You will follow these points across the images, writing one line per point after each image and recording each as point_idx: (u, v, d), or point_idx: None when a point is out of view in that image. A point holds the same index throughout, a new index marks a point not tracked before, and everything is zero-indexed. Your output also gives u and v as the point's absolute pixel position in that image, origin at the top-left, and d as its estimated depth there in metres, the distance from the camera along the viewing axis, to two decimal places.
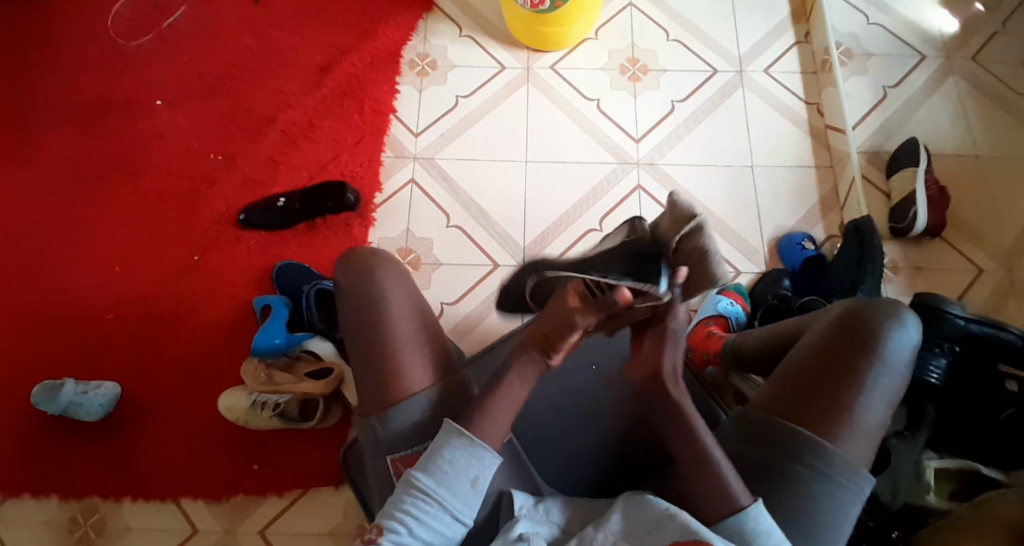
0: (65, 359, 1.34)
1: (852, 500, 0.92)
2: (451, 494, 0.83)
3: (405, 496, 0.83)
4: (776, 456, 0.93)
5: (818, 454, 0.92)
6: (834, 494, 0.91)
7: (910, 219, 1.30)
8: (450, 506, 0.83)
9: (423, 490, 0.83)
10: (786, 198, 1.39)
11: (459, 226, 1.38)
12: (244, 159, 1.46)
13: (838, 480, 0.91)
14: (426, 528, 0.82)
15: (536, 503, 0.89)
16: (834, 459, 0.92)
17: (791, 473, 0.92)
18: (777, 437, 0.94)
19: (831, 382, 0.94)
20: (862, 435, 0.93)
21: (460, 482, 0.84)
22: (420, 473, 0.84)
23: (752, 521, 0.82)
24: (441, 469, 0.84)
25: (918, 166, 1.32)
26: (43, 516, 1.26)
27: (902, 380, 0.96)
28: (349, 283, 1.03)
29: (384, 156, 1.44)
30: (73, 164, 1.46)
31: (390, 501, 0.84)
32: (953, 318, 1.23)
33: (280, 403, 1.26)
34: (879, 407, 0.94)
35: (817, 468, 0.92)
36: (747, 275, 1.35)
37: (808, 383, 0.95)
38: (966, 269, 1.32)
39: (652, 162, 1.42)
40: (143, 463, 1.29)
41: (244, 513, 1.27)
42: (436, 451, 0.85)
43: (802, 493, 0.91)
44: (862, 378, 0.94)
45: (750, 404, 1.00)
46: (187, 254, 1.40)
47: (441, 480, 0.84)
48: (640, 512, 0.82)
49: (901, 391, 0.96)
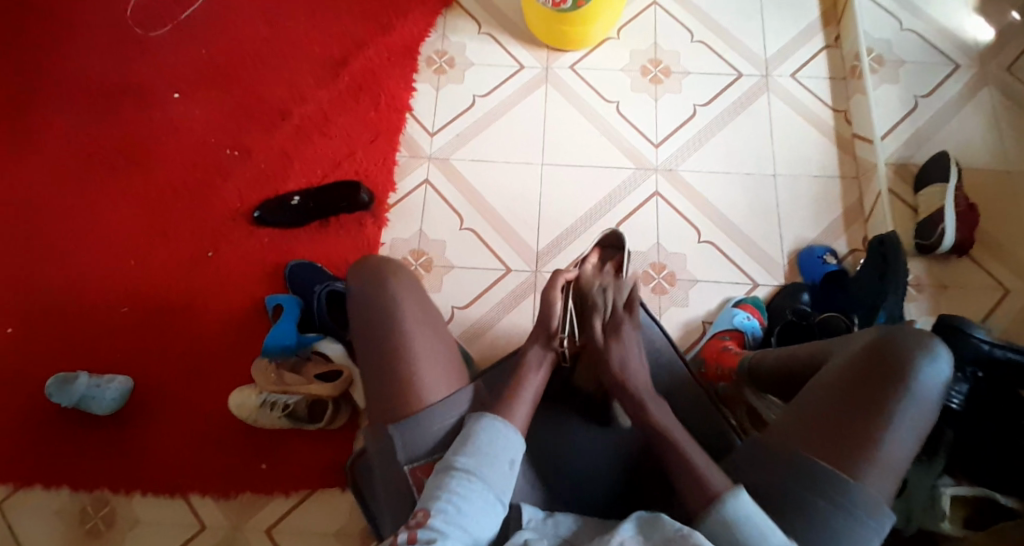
0: (79, 350, 1.35)
1: (872, 538, 0.89)
2: (491, 470, 0.89)
3: (448, 479, 0.88)
4: (795, 487, 0.91)
5: (841, 487, 0.89)
6: (856, 529, 0.89)
7: (938, 235, 1.26)
8: (491, 482, 0.89)
9: (463, 470, 0.88)
10: (808, 209, 1.35)
11: (472, 228, 1.36)
12: (258, 154, 1.45)
13: (856, 515, 0.89)
14: (470, 504, 0.86)
15: (545, 516, 0.89)
16: (856, 493, 0.89)
17: (811, 505, 0.90)
18: (794, 466, 0.92)
19: (853, 412, 0.93)
20: (887, 470, 0.90)
21: (497, 461, 0.91)
22: (458, 455, 0.90)
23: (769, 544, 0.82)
24: (479, 450, 0.90)
25: (949, 181, 1.27)
26: (55, 505, 1.28)
27: (930, 412, 0.93)
28: (365, 286, 1.03)
29: (399, 155, 1.42)
30: (89, 154, 1.46)
31: (431, 489, 0.88)
32: (977, 341, 1.21)
33: (289, 403, 1.27)
34: (905, 442, 0.91)
35: (835, 500, 0.89)
36: (765, 288, 1.31)
37: (829, 412, 0.94)
38: (993, 288, 1.28)
39: (670, 168, 1.38)
40: (153, 457, 1.30)
41: (252, 510, 1.28)
42: (470, 436, 0.92)
43: (818, 526, 0.89)
44: (888, 408, 0.92)
45: (767, 430, 0.98)
46: (201, 248, 1.40)
47: (480, 459, 0.90)
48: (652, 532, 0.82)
49: (927, 426, 0.94)
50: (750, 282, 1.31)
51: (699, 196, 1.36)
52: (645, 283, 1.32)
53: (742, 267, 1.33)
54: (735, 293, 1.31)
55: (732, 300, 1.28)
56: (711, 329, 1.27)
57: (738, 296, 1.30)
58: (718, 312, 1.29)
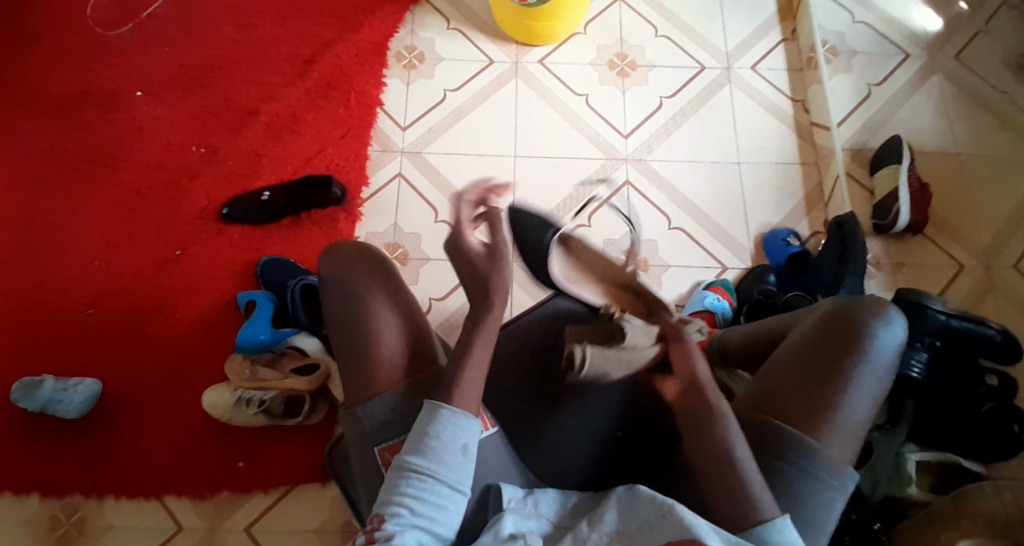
0: (42, 355, 1.32)
1: (837, 496, 0.94)
2: (445, 467, 0.84)
3: (400, 480, 0.84)
4: (766, 457, 0.95)
5: (802, 450, 0.94)
6: (819, 489, 0.93)
7: (893, 216, 1.33)
8: (447, 478, 0.84)
9: (415, 469, 0.84)
10: (771, 194, 1.40)
11: (447, 222, 1.37)
12: (225, 153, 1.44)
13: (822, 476, 0.93)
14: (427, 506, 0.83)
15: (525, 495, 0.90)
16: (819, 457, 0.93)
17: (780, 468, 0.94)
18: (763, 435, 0.96)
19: (816, 379, 0.97)
20: (846, 434, 0.95)
21: (449, 454, 0.84)
22: (410, 453, 0.85)
23: (776, 532, 0.80)
24: (430, 447, 0.84)
25: (901, 163, 1.35)
26: (24, 513, 1.26)
27: (885, 380, 0.98)
28: (334, 275, 1.04)
29: (371, 150, 1.43)
30: (48, 155, 1.44)
31: (386, 488, 0.84)
32: (934, 314, 1.28)
33: (265, 400, 1.27)
34: (864, 406, 0.96)
35: (801, 464, 0.93)
36: (733, 271, 1.36)
37: (794, 382, 0.98)
38: (948, 265, 1.35)
39: (640, 158, 1.42)
40: (126, 460, 1.29)
41: (230, 509, 1.28)
42: (423, 430, 0.85)
43: (785, 488, 0.93)
44: (848, 373, 0.96)
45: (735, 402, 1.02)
46: (168, 248, 1.39)
47: (432, 455, 0.84)
48: (635, 511, 0.83)
49: (884, 391, 0.98)
50: (718, 266, 1.35)
51: (668, 184, 1.40)
52: None
53: (709, 251, 1.36)
54: (704, 277, 1.35)
55: (702, 283, 1.32)
56: (683, 310, 1.31)
57: (708, 279, 1.34)
58: (687, 294, 1.33)
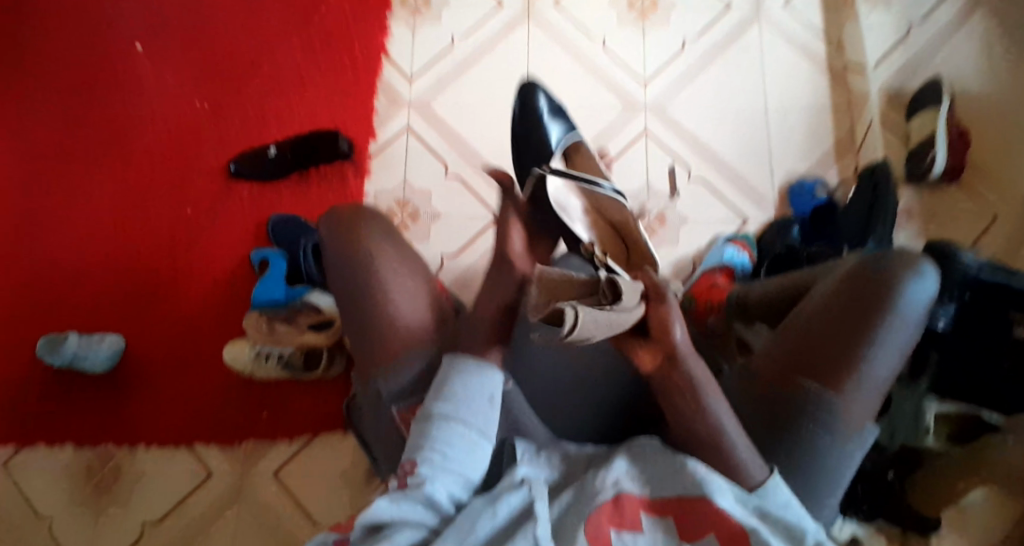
0: (67, 311, 1.36)
1: (856, 449, 0.94)
2: (471, 413, 0.89)
3: (429, 427, 0.87)
4: (787, 412, 0.93)
5: (824, 408, 0.92)
6: (838, 444, 0.93)
7: (928, 164, 1.26)
8: (474, 422, 0.88)
9: (442, 416, 0.88)
10: (799, 140, 1.34)
11: (457, 176, 1.36)
12: (229, 107, 1.44)
13: (841, 431, 0.93)
14: (455, 451, 0.85)
15: (537, 451, 0.91)
16: (840, 413, 0.92)
17: (800, 425, 0.92)
18: (784, 392, 0.94)
19: (843, 334, 0.93)
20: (871, 390, 0.93)
21: (475, 402, 0.90)
22: (435, 402, 0.89)
23: (772, 490, 0.83)
24: (455, 395, 0.89)
25: (942, 105, 1.27)
26: (61, 462, 1.32)
27: (914, 334, 0.95)
28: (336, 245, 1.06)
29: (378, 102, 1.41)
30: (61, 113, 1.45)
31: (414, 438, 0.87)
32: (964, 264, 1.18)
33: (284, 354, 1.29)
34: (891, 361, 0.94)
35: (823, 421, 0.92)
36: (755, 223, 1.31)
37: (820, 337, 0.94)
38: (981, 215, 1.28)
39: (660, 105, 1.37)
40: (155, 411, 1.34)
41: (258, 456, 1.32)
42: (444, 379, 0.91)
43: (806, 443, 0.92)
44: (876, 329, 0.93)
45: (757, 356, 0.99)
46: (179, 206, 1.41)
47: (457, 403, 0.89)
48: (645, 460, 0.85)
49: (912, 345, 0.95)
50: (740, 219, 1.31)
51: (689, 131, 1.36)
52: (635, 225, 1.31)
53: (730, 204, 1.32)
54: (725, 231, 1.31)
55: (723, 236, 1.28)
56: (702, 265, 1.27)
57: (728, 233, 1.30)
58: (709, 247, 1.29)
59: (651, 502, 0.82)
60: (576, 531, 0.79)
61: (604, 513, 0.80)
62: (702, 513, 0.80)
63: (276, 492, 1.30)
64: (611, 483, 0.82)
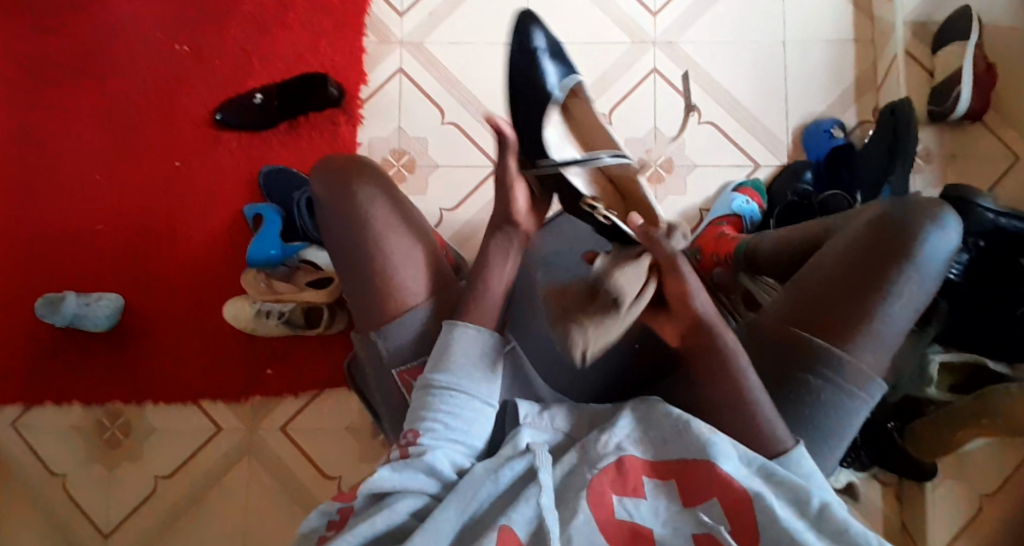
0: (61, 268, 1.34)
1: (862, 408, 0.88)
2: (474, 382, 0.83)
3: (430, 397, 0.82)
4: (792, 370, 0.87)
5: (831, 362, 0.86)
6: (845, 401, 0.86)
7: (952, 102, 1.19)
8: (477, 392, 0.82)
9: (444, 386, 0.82)
10: (817, 77, 1.28)
11: (454, 123, 1.34)
12: (210, 50, 1.38)
13: (849, 389, 0.86)
14: (459, 420, 0.81)
15: (541, 409, 0.85)
16: (848, 370, 0.86)
17: (804, 382, 0.87)
18: (790, 348, 0.88)
19: (856, 288, 0.87)
20: (882, 345, 0.87)
21: (477, 370, 0.83)
22: (436, 372, 0.83)
23: (794, 460, 0.79)
24: (457, 364, 0.83)
25: (969, 39, 1.18)
26: (70, 419, 1.32)
27: (930, 288, 0.89)
28: (327, 195, 0.97)
29: (367, 42, 1.37)
30: (37, 59, 1.39)
31: (414, 408, 0.83)
32: (983, 212, 1.14)
33: (284, 312, 1.25)
34: (904, 316, 0.87)
35: (830, 378, 0.86)
36: (767, 169, 1.26)
37: (831, 291, 0.88)
38: (1002, 156, 1.22)
39: (670, 40, 1.30)
40: (159, 367, 1.32)
41: (266, 410, 1.32)
42: (445, 347, 0.84)
43: (810, 402, 0.86)
44: (890, 283, 0.87)
45: (763, 311, 0.93)
46: (167, 158, 1.36)
47: (459, 372, 0.82)
48: (653, 423, 0.80)
49: (928, 299, 0.89)
50: (751, 164, 1.26)
51: (700, 68, 1.29)
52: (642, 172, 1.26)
53: (742, 147, 1.27)
54: (736, 176, 1.26)
55: (731, 186, 1.23)
56: (709, 214, 1.23)
57: (739, 179, 1.26)
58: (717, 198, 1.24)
59: (653, 466, 0.78)
60: (578, 498, 0.75)
61: (605, 477, 0.76)
62: (705, 479, 0.75)
63: (284, 447, 1.31)
64: (615, 443, 0.78)
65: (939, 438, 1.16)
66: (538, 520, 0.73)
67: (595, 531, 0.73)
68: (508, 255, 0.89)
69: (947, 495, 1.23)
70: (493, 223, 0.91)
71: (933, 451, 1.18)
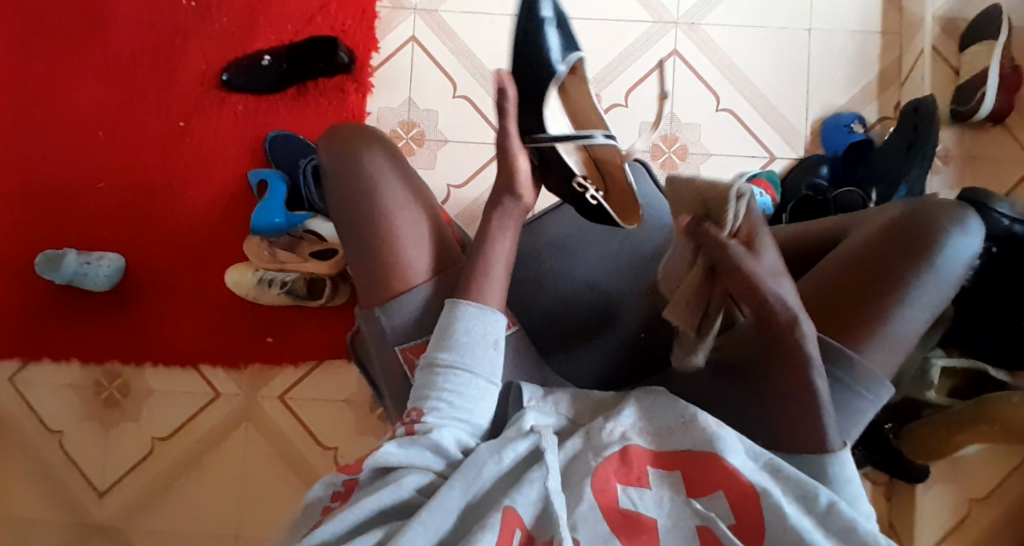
0: (60, 224, 1.32)
1: (871, 408, 0.82)
2: (477, 360, 0.81)
3: (434, 376, 0.80)
4: None
5: (841, 361, 0.81)
6: (853, 401, 0.82)
7: (976, 102, 1.17)
8: (480, 370, 0.81)
9: (447, 365, 0.80)
10: (840, 69, 1.25)
11: (465, 97, 1.31)
12: (218, 7, 1.35)
13: (857, 389, 0.81)
14: (463, 399, 0.80)
15: (546, 393, 0.84)
16: (859, 369, 0.81)
17: None
18: None
19: (868, 287, 0.83)
20: (892, 346, 0.83)
21: (480, 349, 0.81)
22: (440, 350, 0.81)
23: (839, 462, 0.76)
24: (461, 341, 0.81)
25: (998, 39, 1.15)
26: (68, 378, 1.32)
27: (948, 291, 0.84)
28: (333, 164, 0.93)
29: (380, 6, 1.34)
30: (39, 8, 1.36)
31: (418, 386, 0.81)
32: (998, 216, 1.10)
33: (287, 281, 1.23)
34: (917, 319, 0.83)
35: (837, 377, 0.81)
36: (783, 162, 1.24)
37: (842, 289, 0.84)
38: (1020, 160, 1.20)
39: (692, 22, 1.26)
40: (158, 330, 1.31)
41: (265, 379, 1.31)
42: (447, 326, 0.82)
43: None
44: (904, 284, 0.82)
45: None
46: (171, 117, 1.33)
47: (463, 351, 0.81)
48: (659, 414, 0.79)
49: (943, 302, 0.85)
50: (767, 156, 1.24)
51: (721, 53, 1.26)
52: (655, 158, 1.24)
53: (760, 139, 1.24)
54: (750, 167, 1.24)
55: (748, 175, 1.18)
56: None
57: (753, 170, 1.23)
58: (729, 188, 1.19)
59: (658, 457, 0.76)
60: (582, 483, 0.74)
61: (609, 464, 0.75)
62: (713, 471, 0.74)
63: (282, 415, 1.30)
64: (618, 434, 0.77)
65: (935, 441, 1.16)
66: (543, 501, 0.72)
67: (599, 519, 0.72)
68: (509, 229, 0.88)
69: (938, 496, 1.24)
70: (493, 196, 0.90)
71: (928, 453, 1.18)
